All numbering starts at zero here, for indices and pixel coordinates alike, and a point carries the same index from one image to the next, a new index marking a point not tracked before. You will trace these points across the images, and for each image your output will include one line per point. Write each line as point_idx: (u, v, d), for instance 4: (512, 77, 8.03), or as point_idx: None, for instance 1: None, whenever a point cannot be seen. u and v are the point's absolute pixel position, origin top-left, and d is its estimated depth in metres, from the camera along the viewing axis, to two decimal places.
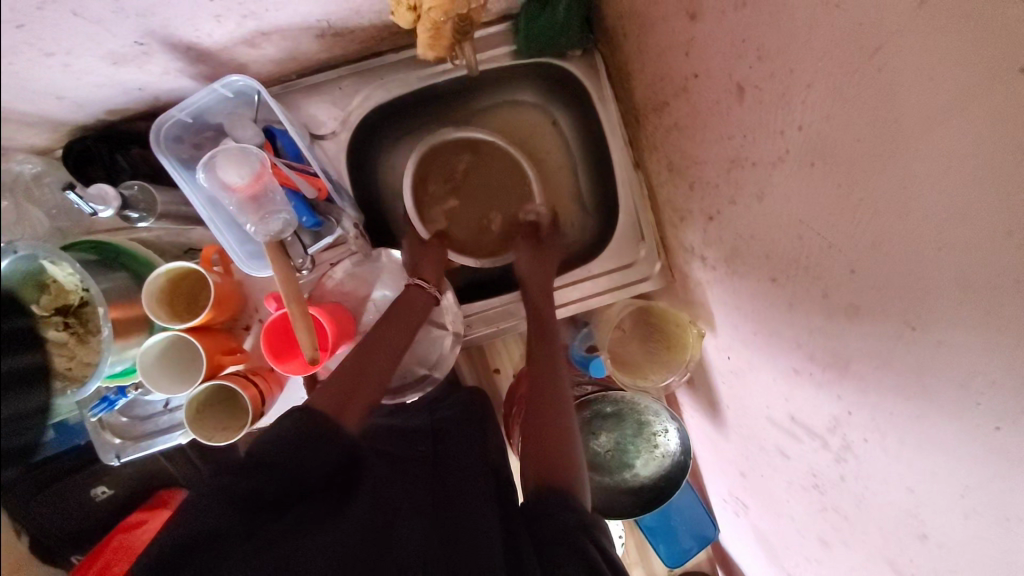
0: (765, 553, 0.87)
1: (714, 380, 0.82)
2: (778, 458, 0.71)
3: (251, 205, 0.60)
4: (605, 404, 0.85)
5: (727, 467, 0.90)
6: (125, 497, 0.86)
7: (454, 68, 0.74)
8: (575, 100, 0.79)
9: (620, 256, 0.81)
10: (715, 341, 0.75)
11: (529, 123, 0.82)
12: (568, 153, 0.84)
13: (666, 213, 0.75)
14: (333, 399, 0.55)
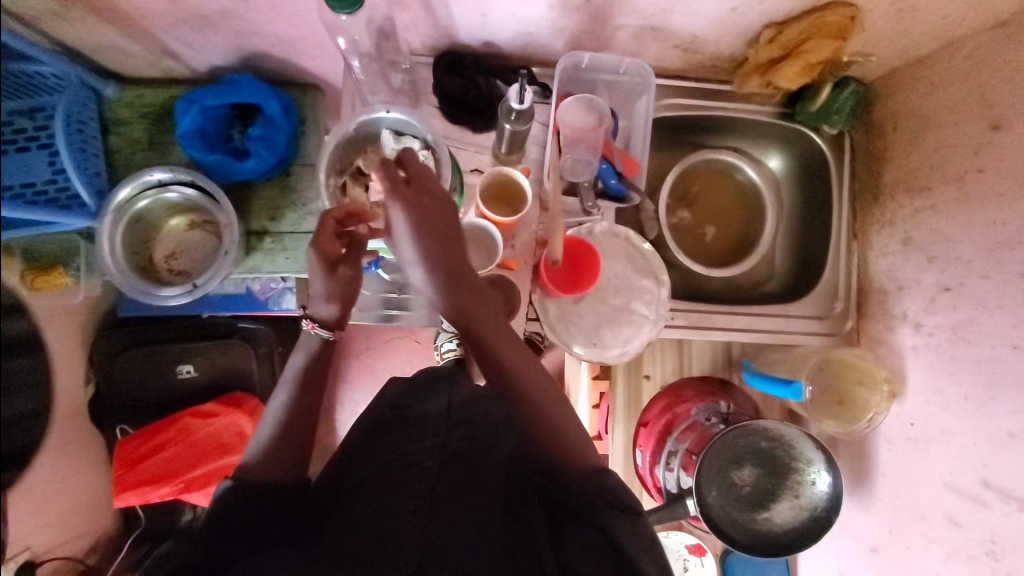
0: None
1: (872, 446, 0.86)
2: (943, 529, 0.75)
3: (578, 148, 0.78)
4: (760, 437, 0.90)
5: (845, 540, 0.91)
6: (202, 380, 1.14)
7: (750, 111, 0.91)
8: (815, 167, 0.94)
9: (812, 308, 0.92)
10: (900, 406, 0.82)
11: (764, 171, 1.00)
12: (784, 206, 1.00)
13: (877, 280, 0.87)
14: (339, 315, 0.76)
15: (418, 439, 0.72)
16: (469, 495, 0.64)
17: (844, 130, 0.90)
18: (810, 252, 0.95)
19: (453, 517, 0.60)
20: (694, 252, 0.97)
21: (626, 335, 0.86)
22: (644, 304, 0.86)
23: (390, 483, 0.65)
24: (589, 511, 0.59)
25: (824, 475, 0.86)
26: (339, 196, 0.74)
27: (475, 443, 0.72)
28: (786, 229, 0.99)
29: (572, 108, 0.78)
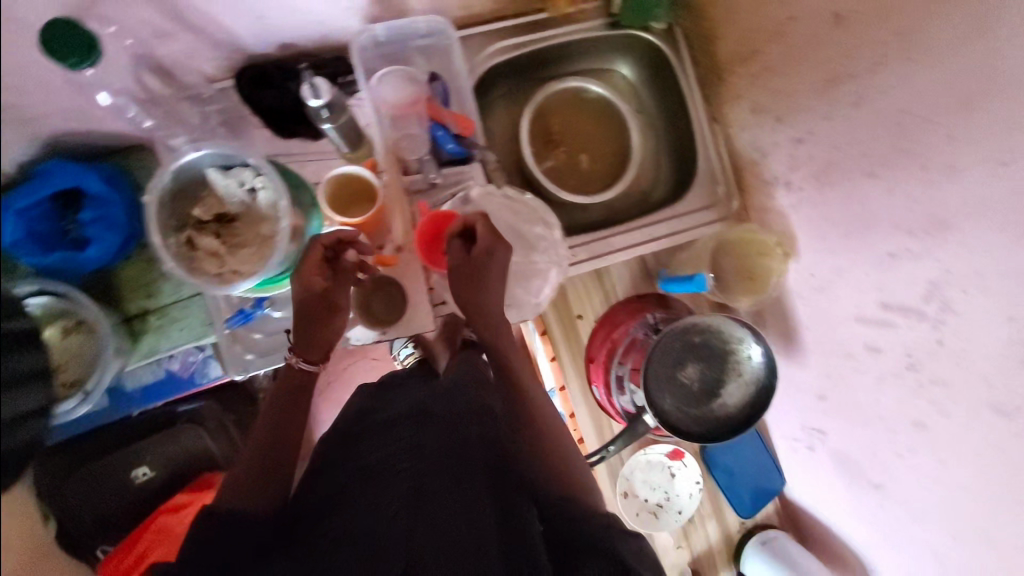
0: (846, 478, 0.89)
1: (790, 307, 0.90)
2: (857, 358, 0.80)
3: (405, 117, 0.77)
4: (701, 326, 0.91)
5: (800, 397, 0.94)
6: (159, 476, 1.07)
7: (576, 29, 0.90)
8: (660, 64, 0.94)
9: (701, 198, 0.94)
10: (799, 264, 0.86)
11: (617, 84, 0.99)
12: (647, 112, 1.00)
13: (745, 154, 0.89)
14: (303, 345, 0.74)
15: (383, 437, 0.71)
16: (462, 492, 0.66)
17: (672, 22, 0.91)
18: (685, 146, 0.96)
19: (429, 520, 0.63)
20: (578, 181, 0.96)
21: (533, 286, 0.87)
22: (541, 251, 0.86)
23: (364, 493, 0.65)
24: (562, 506, 0.66)
25: (755, 348, 0.90)
26: (190, 253, 0.70)
27: (447, 437, 0.72)
28: (659, 130, 0.99)
29: (388, 80, 0.77)
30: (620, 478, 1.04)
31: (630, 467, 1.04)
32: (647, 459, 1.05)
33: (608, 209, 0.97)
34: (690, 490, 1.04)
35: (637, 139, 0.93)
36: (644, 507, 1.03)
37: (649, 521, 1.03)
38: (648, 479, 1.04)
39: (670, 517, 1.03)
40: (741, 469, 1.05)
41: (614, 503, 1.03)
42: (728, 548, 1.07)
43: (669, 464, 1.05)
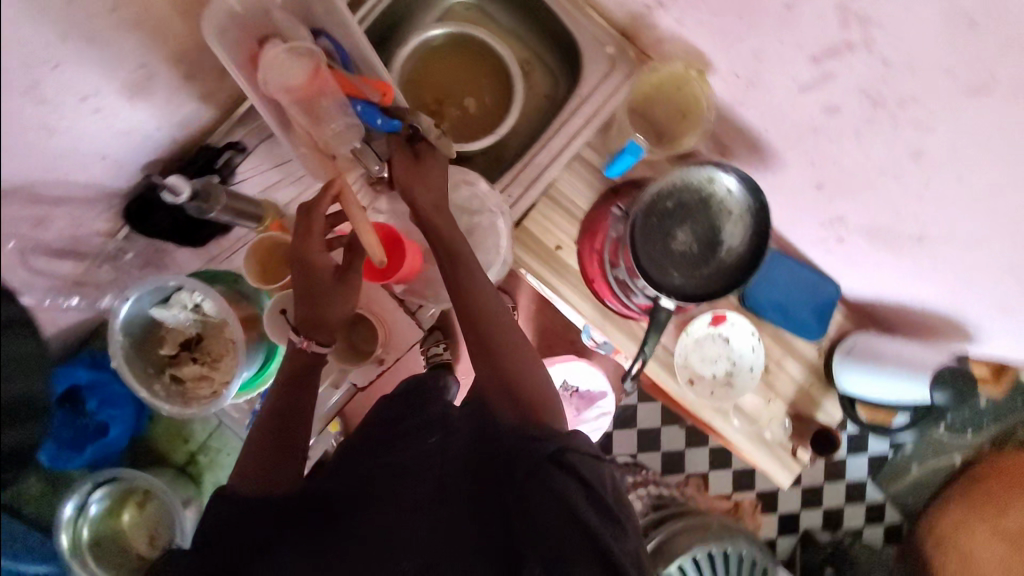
0: (887, 248, 0.83)
1: (739, 119, 0.84)
2: (815, 132, 0.74)
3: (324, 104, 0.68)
4: (670, 181, 0.87)
5: (799, 201, 0.88)
6: None
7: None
8: None
9: (598, 69, 0.87)
10: (719, 72, 0.80)
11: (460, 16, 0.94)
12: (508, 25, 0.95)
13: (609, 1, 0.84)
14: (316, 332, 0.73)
15: (408, 445, 0.67)
16: (480, 476, 0.62)
17: None
18: (560, 38, 0.91)
19: (439, 523, 0.59)
20: (479, 128, 0.92)
21: (489, 244, 0.84)
22: (475, 209, 0.84)
23: (376, 505, 0.61)
24: (546, 472, 0.57)
25: (732, 179, 0.86)
26: (180, 388, 0.75)
27: (476, 428, 0.66)
28: (529, 40, 0.95)
29: (274, 69, 0.68)
30: (681, 367, 1.01)
31: (684, 354, 1.02)
32: (696, 338, 1.02)
33: (523, 135, 0.94)
34: (750, 344, 1.01)
35: (508, 58, 0.88)
36: (715, 383, 1.02)
37: (726, 392, 1.02)
38: (705, 355, 1.03)
39: (746, 378, 1.01)
40: (791, 298, 0.99)
41: (687, 394, 1.01)
42: (818, 374, 1.04)
43: (717, 332, 1.02)
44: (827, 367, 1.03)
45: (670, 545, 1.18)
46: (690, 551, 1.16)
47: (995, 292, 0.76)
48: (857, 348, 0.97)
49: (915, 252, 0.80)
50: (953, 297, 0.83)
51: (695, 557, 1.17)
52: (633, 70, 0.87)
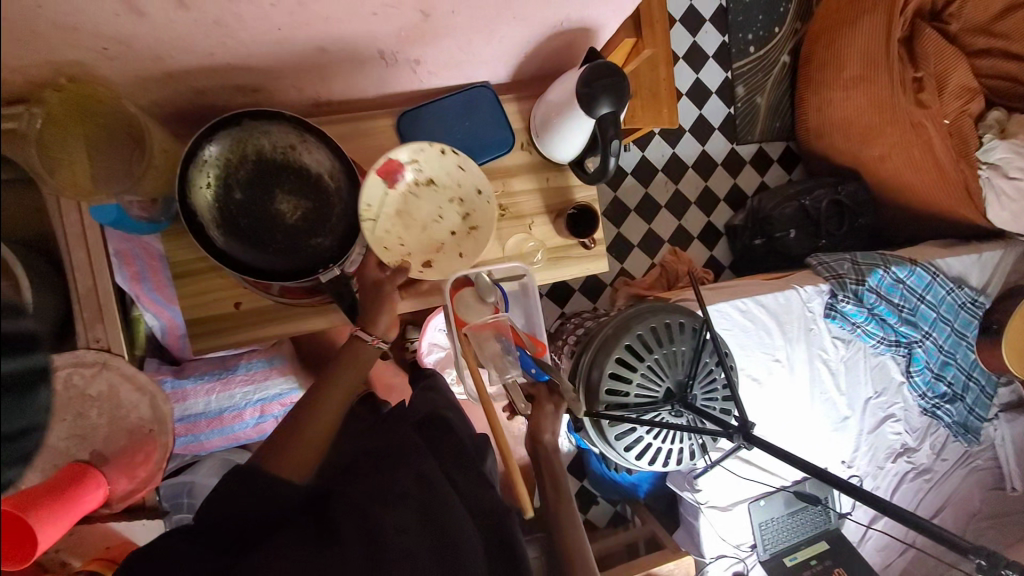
0: (433, 33, 0.74)
1: (193, 68, 0.70)
2: (239, 15, 0.62)
3: (494, 342, 0.75)
4: (211, 177, 0.72)
5: (335, 65, 0.77)
6: None
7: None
8: None
9: None
10: (110, 60, 0.65)
11: None
12: None
13: None
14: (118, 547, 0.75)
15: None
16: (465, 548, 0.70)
17: None
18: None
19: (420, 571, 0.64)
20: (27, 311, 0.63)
21: (128, 398, 0.76)
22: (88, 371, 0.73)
23: (383, 536, 0.64)
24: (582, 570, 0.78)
25: (257, 124, 0.74)
26: None
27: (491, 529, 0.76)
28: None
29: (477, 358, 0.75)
30: (413, 255, 0.85)
31: (402, 239, 0.85)
32: (401, 211, 0.84)
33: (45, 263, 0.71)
34: (454, 171, 0.85)
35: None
36: (460, 238, 0.89)
37: (475, 238, 0.88)
38: (426, 218, 0.86)
39: (482, 207, 0.86)
40: (459, 134, 0.91)
41: (441, 272, 0.87)
42: (544, 166, 0.98)
43: (404, 186, 0.83)
44: (542, 156, 0.97)
45: (589, 380, 1.14)
46: (606, 370, 1.12)
47: None
48: (538, 126, 0.91)
49: (446, 18, 0.71)
50: (521, 17, 0.75)
51: (614, 370, 1.13)
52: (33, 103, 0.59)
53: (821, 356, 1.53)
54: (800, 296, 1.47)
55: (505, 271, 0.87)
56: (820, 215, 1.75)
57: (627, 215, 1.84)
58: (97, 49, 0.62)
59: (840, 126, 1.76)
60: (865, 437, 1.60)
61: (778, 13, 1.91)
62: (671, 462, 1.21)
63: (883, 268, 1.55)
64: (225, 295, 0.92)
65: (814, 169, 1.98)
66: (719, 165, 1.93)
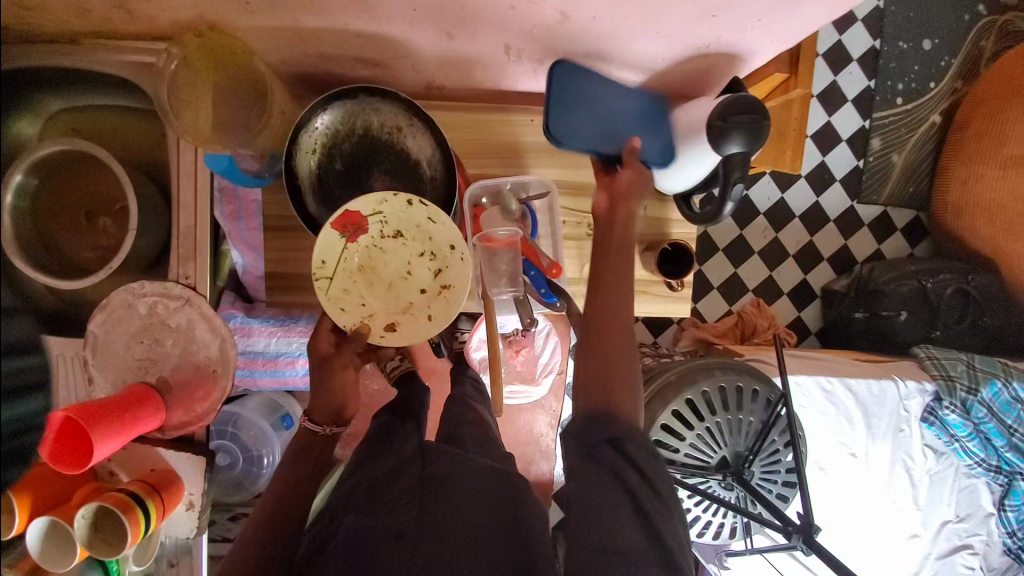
0: (560, 36, 0.70)
1: (322, 35, 0.70)
2: None
3: (507, 260, 0.76)
4: (317, 146, 0.74)
5: (454, 53, 0.75)
6: None
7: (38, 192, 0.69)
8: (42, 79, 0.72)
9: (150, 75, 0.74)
10: (251, 17, 0.66)
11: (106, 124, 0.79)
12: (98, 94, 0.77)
13: (123, 38, 0.75)
14: (170, 477, 0.77)
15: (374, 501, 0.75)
16: None
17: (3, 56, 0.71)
18: (108, 79, 0.75)
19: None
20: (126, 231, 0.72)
21: (200, 337, 0.77)
22: (173, 310, 0.76)
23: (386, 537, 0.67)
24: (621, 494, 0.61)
25: (371, 100, 0.74)
26: None
27: None
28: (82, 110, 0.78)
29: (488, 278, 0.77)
30: (374, 317, 0.73)
31: (364, 298, 0.73)
32: (362, 266, 0.73)
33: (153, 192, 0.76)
34: (422, 223, 0.73)
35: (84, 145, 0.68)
36: (430, 297, 0.74)
37: (447, 299, 0.74)
38: (392, 274, 0.74)
39: (458, 265, 0.73)
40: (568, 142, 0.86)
41: (407, 338, 0.74)
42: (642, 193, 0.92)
43: (367, 242, 0.73)
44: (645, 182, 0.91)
45: None
46: (658, 420, 1.04)
47: (674, 7, 0.62)
48: (651, 151, 0.84)
49: (582, 23, 0.66)
50: (663, 32, 0.69)
51: (666, 423, 1.04)
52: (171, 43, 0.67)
53: (905, 462, 1.35)
54: (899, 391, 1.30)
55: (534, 185, 0.85)
56: (940, 303, 1.54)
57: (714, 253, 1.72)
58: (238, 2, 0.63)
59: (986, 209, 1.52)
60: (932, 562, 1.41)
61: (938, 65, 1.69)
62: (706, 534, 1.12)
63: (1003, 382, 1.34)
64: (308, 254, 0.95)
65: (941, 247, 1.74)
66: (830, 221, 1.75)
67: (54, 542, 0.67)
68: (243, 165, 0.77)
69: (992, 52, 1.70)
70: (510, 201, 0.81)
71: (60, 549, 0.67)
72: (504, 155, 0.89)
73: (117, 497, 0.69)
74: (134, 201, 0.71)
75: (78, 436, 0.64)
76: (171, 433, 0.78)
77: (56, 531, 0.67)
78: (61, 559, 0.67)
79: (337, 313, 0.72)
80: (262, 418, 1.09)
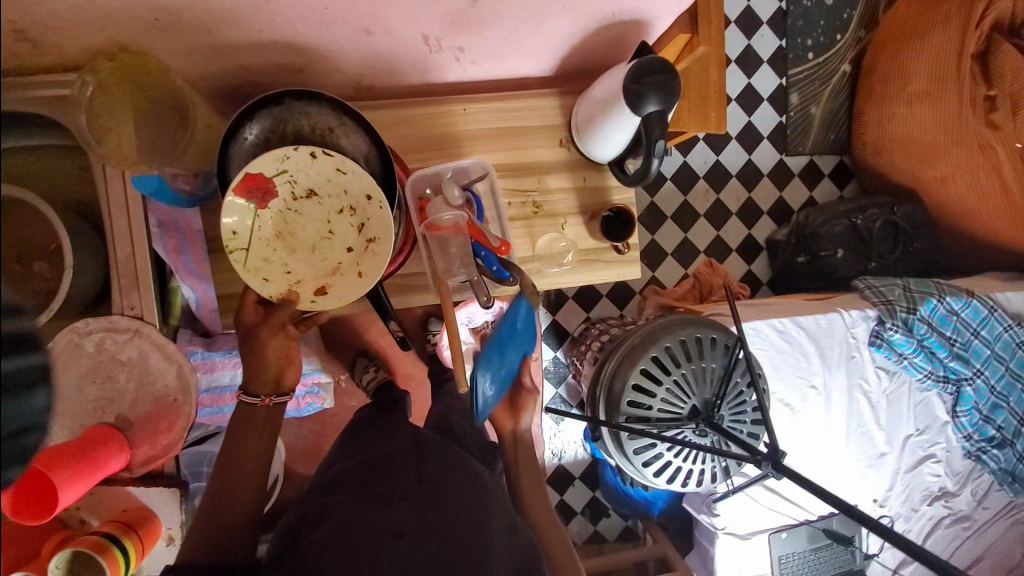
0: (478, 21, 0.72)
1: (241, 46, 0.70)
2: None
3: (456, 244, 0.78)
4: (246, 155, 0.74)
5: (377, 49, 0.76)
6: None
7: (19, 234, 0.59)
8: None
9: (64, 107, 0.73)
10: (165, 34, 0.66)
11: None
12: None
13: None
14: (146, 513, 0.76)
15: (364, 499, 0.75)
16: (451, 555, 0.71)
17: None
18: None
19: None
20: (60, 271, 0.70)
21: (156, 365, 0.76)
22: (122, 343, 0.74)
23: None
24: None
25: (298, 104, 0.75)
26: None
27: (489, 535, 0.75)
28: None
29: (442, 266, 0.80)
30: (302, 283, 0.73)
31: (288, 264, 0.73)
32: (280, 233, 0.72)
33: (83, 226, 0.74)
34: (333, 177, 0.71)
35: None
36: (358, 254, 0.74)
37: (374, 253, 0.73)
38: (314, 236, 0.73)
39: (379, 215, 0.72)
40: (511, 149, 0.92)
41: (340, 298, 0.74)
42: (580, 165, 0.95)
43: (279, 204, 0.71)
44: (581, 154, 0.95)
45: (611, 390, 1.11)
46: (629, 381, 1.09)
47: None
48: (581, 123, 0.88)
49: (495, 5, 0.69)
50: (573, 6, 0.72)
51: (637, 383, 1.09)
52: (84, 72, 0.67)
53: (861, 386, 1.44)
54: (845, 320, 1.39)
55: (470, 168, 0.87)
56: (873, 237, 1.66)
57: (663, 221, 1.79)
58: (148, 20, 0.63)
59: (901, 144, 1.65)
60: (902, 476, 1.51)
61: (840, 19, 1.82)
62: (691, 483, 1.16)
63: (936, 298, 1.45)
64: None
65: (869, 186, 1.86)
66: (765, 176, 1.85)
67: None
68: (176, 181, 0.75)
69: (885, 2, 1.84)
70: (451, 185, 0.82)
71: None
72: (443, 146, 0.91)
73: (92, 543, 0.68)
74: (64, 237, 0.69)
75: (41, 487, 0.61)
76: (138, 470, 0.75)
77: None
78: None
79: (261, 284, 0.72)
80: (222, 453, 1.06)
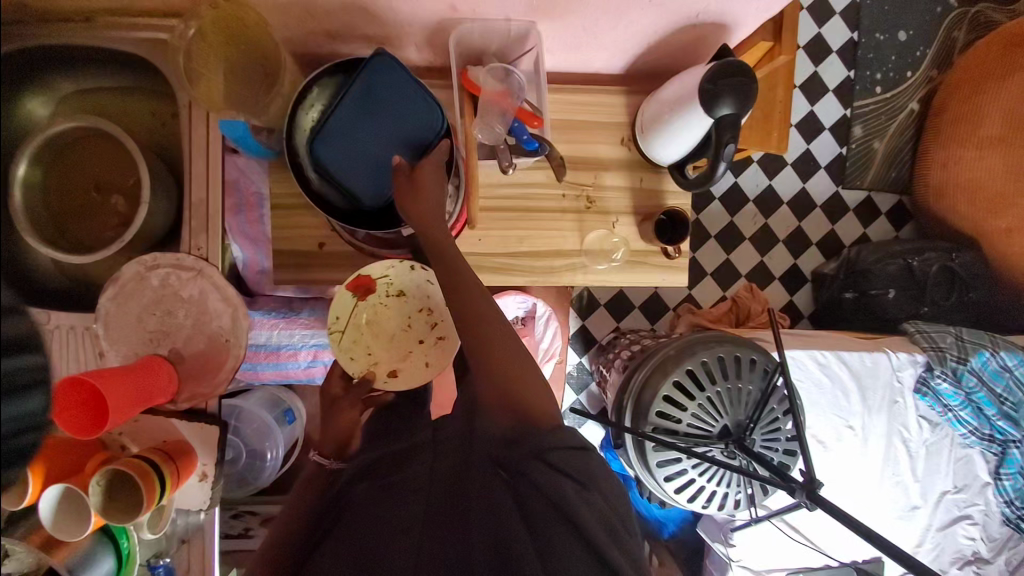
0: (561, 9, 0.74)
1: (332, 11, 0.73)
2: None
3: (495, 113, 0.79)
4: (314, 118, 0.77)
5: (458, 27, 0.78)
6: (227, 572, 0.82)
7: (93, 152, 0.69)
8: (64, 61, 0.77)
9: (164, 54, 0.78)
10: None
11: (119, 104, 0.82)
12: (113, 71, 0.80)
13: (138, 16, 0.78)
14: (184, 442, 0.79)
15: None
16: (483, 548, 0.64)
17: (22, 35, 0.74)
18: (119, 56, 0.79)
19: (430, 537, 0.63)
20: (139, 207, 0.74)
21: (213, 307, 0.78)
22: (185, 282, 0.77)
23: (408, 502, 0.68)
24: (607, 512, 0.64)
25: None
26: None
27: None
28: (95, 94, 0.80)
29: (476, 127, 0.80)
30: (379, 365, 0.90)
31: (371, 348, 0.90)
32: (371, 323, 0.90)
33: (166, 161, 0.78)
34: (422, 285, 0.91)
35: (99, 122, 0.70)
36: (426, 346, 0.91)
37: (441, 347, 0.90)
38: (394, 330, 0.91)
39: (449, 319, 0.91)
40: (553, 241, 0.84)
41: (406, 382, 0.90)
42: (638, 166, 0.95)
43: (376, 301, 0.90)
44: (640, 155, 0.94)
45: (640, 399, 1.10)
46: (660, 392, 1.07)
47: None
48: (647, 124, 0.88)
49: None
50: (657, 3, 0.73)
51: (667, 394, 1.07)
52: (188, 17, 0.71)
53: (900, 433, 1.37)
54: (891, 362, 1.34)
55: (512, 44, 0.82)
56: (926, 281, 1.60)
57: (706, 240, 1.76)
58: None
59: (967, 189, 1.58)
60: (932, 533, 1.42)
61: (914, 55, 1.77)
62: (712, 506, 1.13)
63: (990, 352, 1.38)
64: (318, 234, 0.97)
65: (927, 230, 1.79)
66: (817, 207, 1.80)
67: (69, 516, 0.67)
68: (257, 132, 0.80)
69: (964, 43, 1.78)
70: (494, 71, 0.80)
71: (74, 518, 0.67)
72: None
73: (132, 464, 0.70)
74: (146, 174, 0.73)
75: (91, 398, 0.64)
76: (183, 402, 0.78)
77: (70, 507, 0.67)
78: (73, 529, 0.67)
79: (347, 361, 0.89)
80: (255, 418, 1.08)
